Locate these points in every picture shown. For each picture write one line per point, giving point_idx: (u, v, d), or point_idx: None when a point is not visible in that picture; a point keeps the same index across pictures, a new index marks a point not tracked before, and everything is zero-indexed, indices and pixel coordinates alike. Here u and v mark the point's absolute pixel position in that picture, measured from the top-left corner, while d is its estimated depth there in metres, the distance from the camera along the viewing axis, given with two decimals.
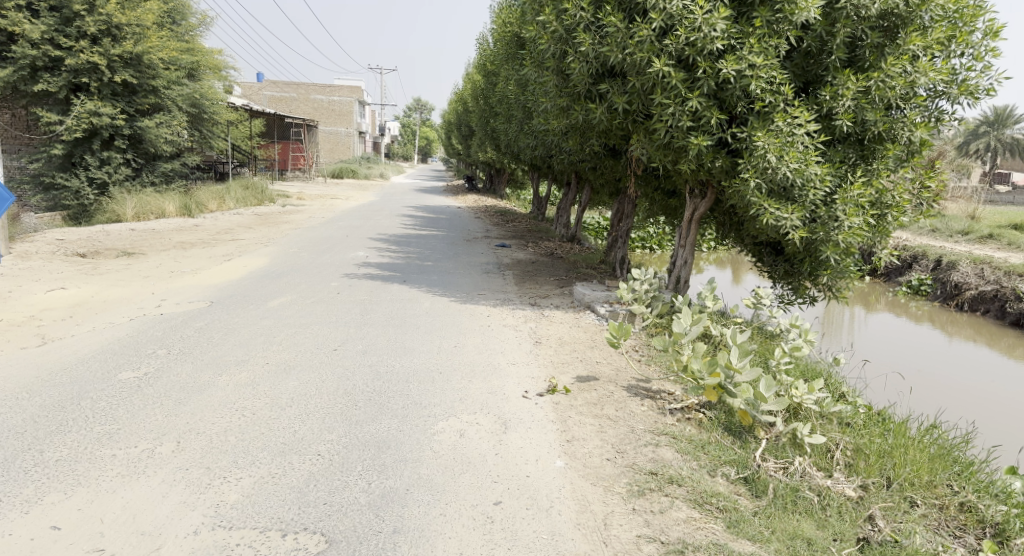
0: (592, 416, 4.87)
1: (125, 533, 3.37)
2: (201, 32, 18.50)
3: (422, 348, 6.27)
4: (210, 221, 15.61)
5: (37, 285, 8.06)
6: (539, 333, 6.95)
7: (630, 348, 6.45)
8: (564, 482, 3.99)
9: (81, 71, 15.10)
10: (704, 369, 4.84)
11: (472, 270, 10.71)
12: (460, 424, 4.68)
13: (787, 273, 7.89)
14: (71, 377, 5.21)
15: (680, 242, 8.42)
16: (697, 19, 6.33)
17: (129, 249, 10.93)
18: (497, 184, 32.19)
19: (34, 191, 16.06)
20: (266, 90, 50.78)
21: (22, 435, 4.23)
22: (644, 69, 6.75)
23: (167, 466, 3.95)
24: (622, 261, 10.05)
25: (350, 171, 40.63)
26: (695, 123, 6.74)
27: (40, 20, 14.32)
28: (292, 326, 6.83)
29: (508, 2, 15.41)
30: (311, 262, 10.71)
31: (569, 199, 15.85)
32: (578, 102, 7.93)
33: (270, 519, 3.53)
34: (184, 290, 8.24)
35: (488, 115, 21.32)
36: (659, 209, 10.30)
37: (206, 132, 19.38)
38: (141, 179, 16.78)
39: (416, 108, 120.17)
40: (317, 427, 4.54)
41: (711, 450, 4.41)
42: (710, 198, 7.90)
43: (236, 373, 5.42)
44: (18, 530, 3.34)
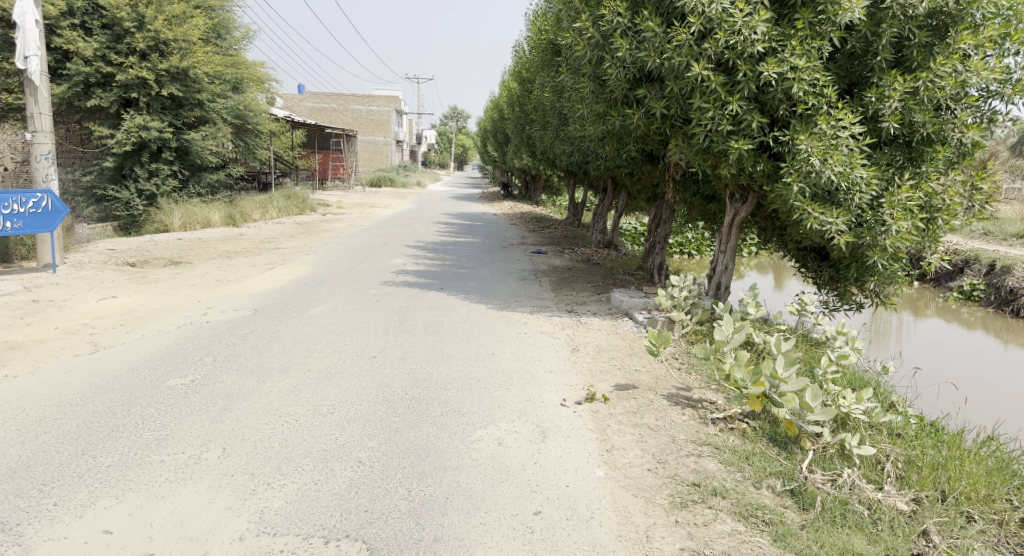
0: (632, 425, 4.82)
1: (173, 538, 3.44)
2: (244, 46, 18.91)
3: (459, 355, 6.29)
4: (254, 230, 15.97)
5: (89, 294, 8.34)
6: (577, 340, 6.90)
7: (670, 356, 6.37)
8: (605, 492, 3.95)
9: (131, 86, 15.58)
10: (748, 378, 4.77)
11: (509, 276, 10.73)
12: (499, 432, 4.68)
13: (832, 278, 7.70)
14: (121, 384, 5.35)
15: (720, 248, 8.29)
16: (738, 22, 6.25)
17: (176, 258, 11.25)
18: (534, 191, 32.34)
19: (87, 203, 16.68)
20: (307, 102, 51.99)
21: (77, 440, 4.36)
22: (682, 74, 6.67)
23: (214, 472, 4.03)
24: (661, 267, 9.94)
25: (388, 179, 41.30)
26: (735, 127, 6.63)
27: (92, 38, 14.99)
28: (333, 333, 6.93)
29: (544, 9, 15.42)
30: (349, 269, 10.87)
31: (605, 205, 15.79)
32: (615, 108, 7.90)
33: (313, 525, 3.56)
34: (229, 298, 8.41)
35: (523, 122, 21.35)
36: (698, 214, 10.19)
37: (249, 143, 19.81)
38: (188, 190, 17.24)
39: (452, 116, 121.66)
40: (357, 434, 4.58)
41: (756, 461, 4.31)
42: (751, 203, 7.76)
43: (279, 380, 5.51)
44: (73, 534, 3.42)
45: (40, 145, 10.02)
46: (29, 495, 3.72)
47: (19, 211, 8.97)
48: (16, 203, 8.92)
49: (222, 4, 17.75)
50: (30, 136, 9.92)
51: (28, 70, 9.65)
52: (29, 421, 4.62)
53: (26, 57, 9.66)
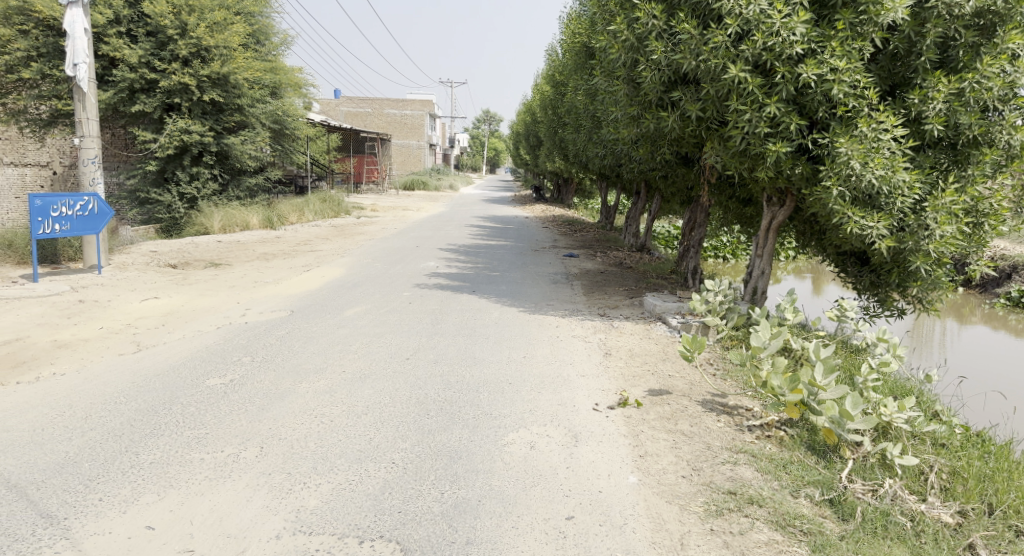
0: (665, 431, 4.77)
1: (212, 535, 3.51)
2: (282, 52, 19.22)
3: (491, 358, 6.31)
4: (291, 232, 16.24)
5: (132, 294, 8.57)
6: (609, 344, 6.87)
7: (705, 361, 6.30)
8: (638, 499, 3.92)
9: (173, 92, 15.98)
10: (785, 385, 4.69)
11: (541, 279, 10.73)
12: (531, 435, 4.68)
13: (872, 284, 7.54)
14: (163, 382, 5.49)
15: (757, 252, 8.17)
16: (776, 23, 6.17)
17: (216, 260, 11.49)
18: (566, 194, 32.28)
19: (131, 205, 17.19)
20: (342, 106, 52.75)
21: (121, 437, 4.48)
22: (718, 76, 6.60)
23: (252, 470, 4.11)
24: (695, 271, 9.84)
25: (421, 183, 41.71)
26: (773, 129, 6.52)
27: (137, 45, 15.42)
28: (367, 335, 7.01)
29: (579, 12, 15.38)
30: (383, 272, 10.98)
31: (638, 208, 15.70)
32: (649, 110, 7.84)
33: (347, 525, 3.60)
34: (266, 299, 8.56)
35: (556, 125, 21.34)
36: (734, 218, 10.07)
37: (286, 147, 20.15)
38: (227, 194, 17.61)
39: (485, 120, 122.11)
40: (391, 435, 4.62)
41: (794, 470, 4.23)
42: (789, 206, 7.64)
43: (315, 380, 5.59)
44: (117, 528, 3.51)
45: (87, 150, 10.31)
46: (76, 490, 3.83)
47: (67, 214, 9.24)
48: (64, 206, 9.19)
49: (261, 11, 18.07)
50: (78, 141, 10.20)
51: (76, 76, 9.96)
52: (76, 418, 4.76)
53: (75, 64, 9.97)
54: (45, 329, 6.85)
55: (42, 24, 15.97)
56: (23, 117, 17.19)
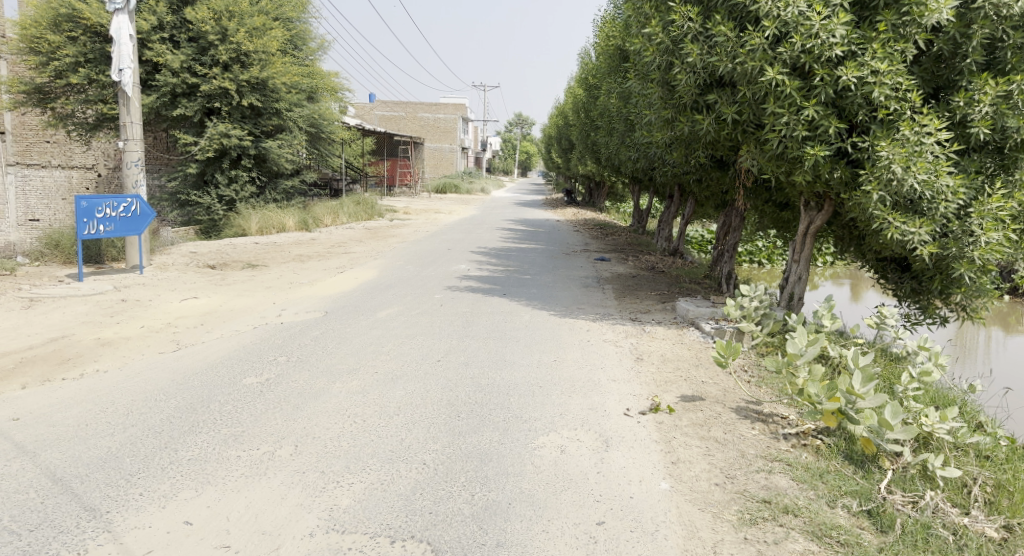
0: (698, 438, 4.72)
1: (248, 532, 3.56)
2: (319, 57, 19.48)
3: (522, 361, 6.32)
4: (325, 235, 16.44)
5: (173, 294, 8.78)
6: (640, 349, 6.82)
7: (739, 368, 6.21)
8: (670, 506, 3.88)
9: (214, 97, 16.33)
10: (822, 393, 4.58)
11: (572, 283, 10.71)
12: (561, 439, 4.67)
13: (914, 291, 7.37)
14: (200, 381, 5.60)
15: (794, 257, 8.04)
16: (815, 25, 6.09)
17: (253, 262, 11.70)
18: (598, 198, 32.20)
19: (172, 207, 17.68)
20: (376, 110, 53.47)
21: (160, 434, 4.59)
22: (755, 78, 6.52)
23: (286, 468, 4.17)
24: (729, 276, 9.72)
25: (453, 186, 42.05)
26: (812, 132, 6.41)
27: (179, 51, 15.83)
28: (399, 336, 7.06)
29: (613, 15, 15.33)
30: (415, 274, 11.07)
31: (671, 212, 15.58)
32: (684, 113, 7.77)
33: (379, 525, 3.63)
34: (301, 300, 8.70)
35: (588, 128, 21.29)
36: (770, 222, 9.93)
37: (322, 150, 20.45)
38: (264, 196, 17.91)
39: (518, 123, 122.47)
40: (422, 436, 4.65)
41: (831, 480, 4.15)
42: (827, 211, 7.49)
43: (348, 381, 5.65)
44: (156, 523, 3.59)
45: (131, 153, 10.59)
46: (118, 484, 3.94)
47: (111, 215, 9.49)
48: (108, 207, 9.44)
49: (299, 16, 18.38)
50: (122, 144, 10.48)
51: (121, 81, 10.26)
52: (118, 414, 4.88)
53: (120, 69, 10.26)
54: (89, 327, 7.06)
55: (90, 31, 16.48)
56: (70, 121, 17.73)
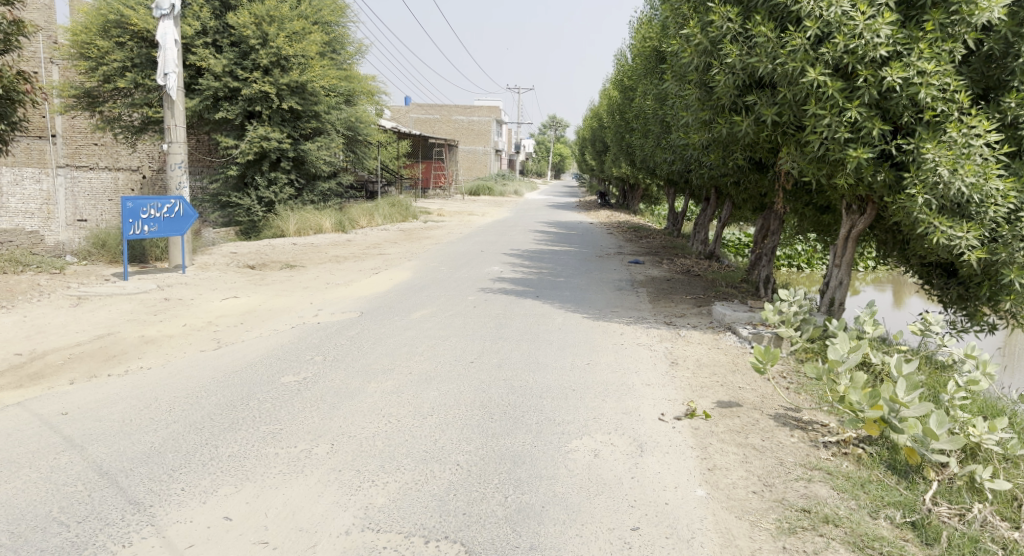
0: (735, 445, 4.65)
1: (286, 528, 3.61)
2: (357, 60, 19.71)
3: (555, 364, 6.31)
4: (361, 236, 16.62)
5: (214, 293, 8.98)
6: (675, 353, 6.75)
7: (777, 374, 6.10)
8: (706, 513, 3.83)
9: (255, 100, 16.66)
10: (864, 401, 4.48)
11: (605, 286, 10.67)
12: (595, 443, 4.65)
13: (961, 297, 7.18)
14: (239, 379, 5.71)
15: (835, 261, 7.87)
16: (859, 25, 5.99)
17: (291, 262, 11.90)
18: (633, 200, 32.02)
19: (213, 209, 18.15)
20: (412, 113, 53.95)
21: (201, 430, 4.69)
22: (796, 79, 6.41)
23: (323, 467, 4.23)
24: (767, 280, 9.57)
25: (486, 188, 42.26)
26: (854, 134, 6.28)
27: (222, 55, 16.19)
28: (433, 338, 7.10)
29: (650, 17, 15.22)
30: (449, 275, 11.15)
31: (707, 215, 15.40)
32: (722, 115, 7.67)
33: (414, 524, 3.66)
34: (338, 300, 8.81)
35: (623, 130, 21.16)
36: (811, 225, 9.73)
37: (359, 153, 20.69)
38: (302, 198, 18.20)
39: (552, 125, 122.44)
40: (456, 438, 4.67)
41: (873, 490, 4.05)
42: (870, 214, 7.33)
43: (383, 381, 5.71)
44: (197, 518, 3.66)
45: (174, 155, 10.85)
46: (161, 479, 4.03)
47: (155, 216, 9.73)
48: (153, 208, 9.69)
49: (338, 20, 18.61)
50: (166, 147, 10.74)
51: (166, 85, 10.51)
52: (161, 411, 5.00)
53: (165, 73, 10.52)
54: (134, 325, 7.25)
55: (137, 36, 16.93)
56: (117, 124, 18.22)
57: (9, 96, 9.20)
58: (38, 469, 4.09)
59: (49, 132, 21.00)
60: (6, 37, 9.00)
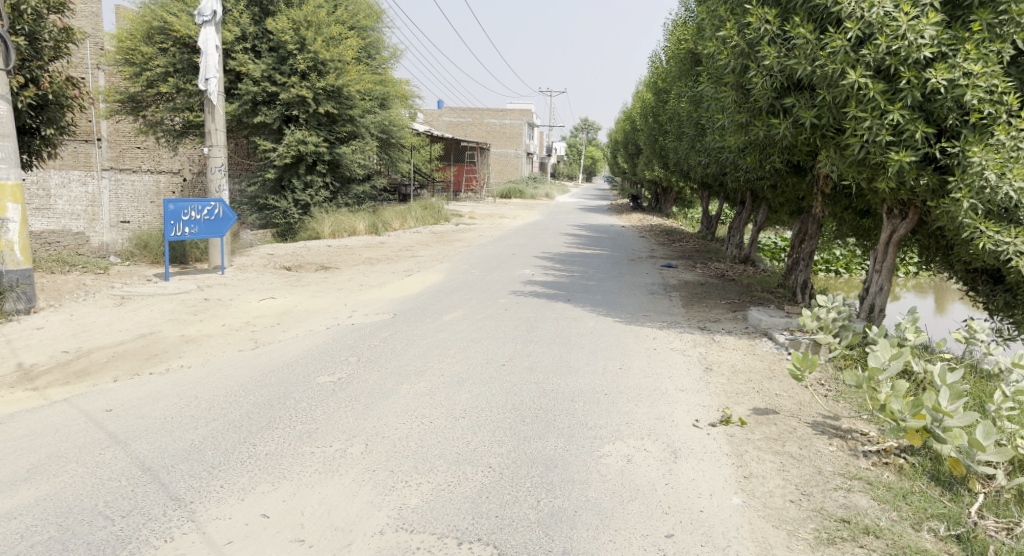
0: (772, 453, 4.58)
1: (321, 527, 3.66)
2: (392, 65, 19.90)
3: (587, 368, 6.28)
4: (394, 238, 16.75)
5: (252, 294, 9.15)
6: (710, 359, 6.67)
7: (815, 382, 6.00)
8: (742, 521, 3.78)
9: (292, 104, 16.94)
10: (907, 409, 4.39)
11: (638, 290, 10.61)
12: (628, 448, 4.62)
13: (1007, 304, 6.98)
14: (275, 379, 5.79)
15: (875, 266, 7.72)
16: (902, 26, 5.87)
17: (326, 264, 12.06)
18: (666, 204, 31.81)
19: (251, 211, 18.55)
20: (444, 117, 54.30)
21: (240, 428, 4.78)
22: (836, 82, 6.29)
23: (357, 466, 4.28)
24: (804, 285, 9.41)
25: (518, 191, 42.39)
26: (896, 137, 6.14)
27: (261, 60, 16.51)
28: (465, 340, 7.13)
29: (685, 18, 15.09)
30: (481, 278, 11.18)
31: (742, 219, 15.23)
32: (759, 117, 7.57)
33: (447, 526, 3.67)
34: (372, 302, 8.89)
35: (656, 133, 20.98)
36: (850, 229, 9.55)
37: (392, 156, 20.89)
38: (337, 201, 18.45)
39: (583, 128, 122.30)
40: (488, 440, 4.68)
41: (916, 501, 3.96)
42: (912, 218, 7.16)
43: (415, 382, 5.75)
44: (236, 515, 3.73)
45: (214, 158, 11.08)
46: (201, 476, 4.12)
47: (196, 218, 9.95)
48: (193, 211, 9.90)
49: (373, 25, 18.83)
50: (207, 150, 10.96)
51: (207, 90, 10.73)
52: (200, 409, 5.11)
53: (207, 78, 10.76)
54: (174, 324, 7.42)
55: (179, 42, 17.36)
56: (159, 128, 18.70)
57: (58, 101, 9.51)
58: (85, 464, 4.22)
59: (95, 135, 21.41)
60: (56, 44, 9.30)
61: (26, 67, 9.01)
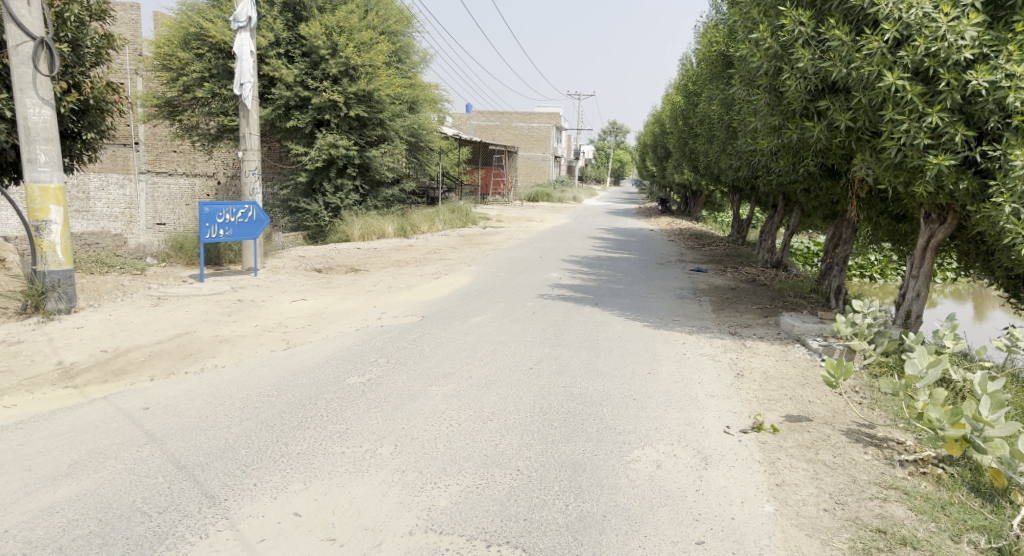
0: (805, 460, 4.51)
1: (352, 526, 3.69)
2: (422, 69, 20.05)
3: (615, 372, 6.26)
4: (422, 241, 16.85)
5: (284, 295, 9.28)
6: (741, 365, 6.59)
7: (849, 389, 5.89)
8: (775, 529, 3.73)
9: (324, 109, 17.17)
10: (945, 418, 4.30)
11: (667, 294, 10.54)
12: (657, 454, 4.59)
13: None
14: (307, 380, 5.86)
15: (912, 272, 7.56)
16: (941, 27, 5.77)
17: (355, 266, 12.18)
18: (695, 207, 31.52)
19: (283, 214, 18.86)
20: (473, 120, 54.49)
21: (272, 427, 4.86)
22: (872, 84, 6.20)
23: (387, 467, 4.31)
24: (838, 291, 9.26)
25: (546, 195, 42.40)
26: (935, 140, 6.01)
27: (294, 66, 16.77)
28: (494, 343, 7.14)
29: (717, 21, 14.97)
30: (509, 281, 11.20)
31: (775, 223, 15.06)
32: (792, 120, 7.47)
33: (476, 528, 3.68)
34: (400, 304, 8.96)
35: (686, 136, 20.82)
36: (886, 233, 9.38)
37: (421, 159, 21.03)
38: (366, 204, 18.64)
39: (611, 131, 121.87)
40: (516, 443, 4.69)
41: (954, 512, 3.87)
42: (951, 223, 7.00)
43: (444, 384, 5.78)
44: (269, 513, 3.78)
45: (249, 162, 11.26)
46: (235, 474, 4.18)
47: (230, 221, 10.12)
48: (228, 213, 10.07)
49: (404, 30, 19.01)
50: (242, 154, 11.14)
51: (242, 95, 10.93)
52: (235, 408, 5.19)
53: (242, 84, 10.96)
54: (209, 325, 7.56)
55: (214, 48, 17.69)
56: (194, 132, 19.00)
57: (98, 106, 9.74)
58: (123, 461, 4.31)
59: (132, 140, 21.80)
60: (97, 50, 9.55)
61: (69, 73, 9.24)
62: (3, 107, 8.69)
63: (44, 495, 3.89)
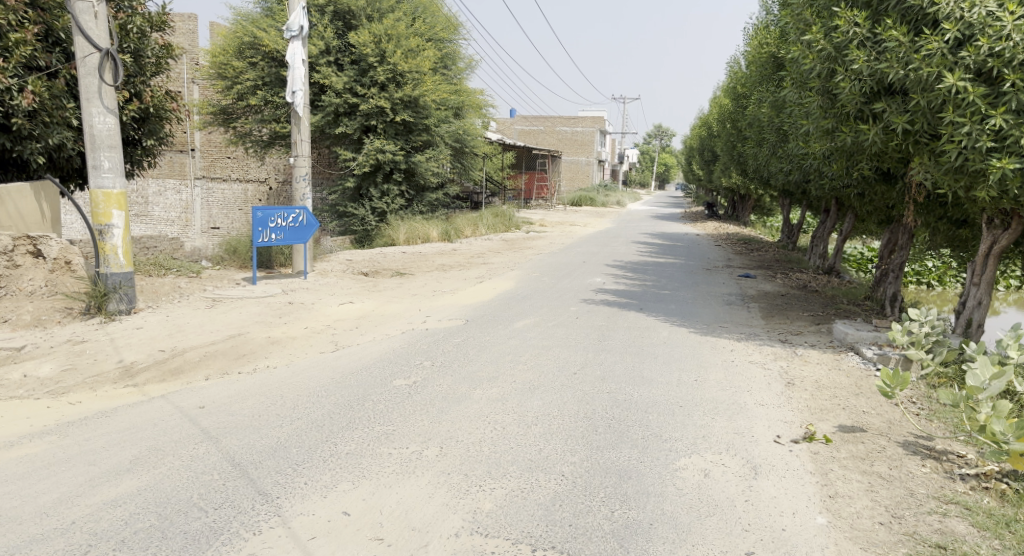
0: (859, 472, 4.39)
1: (399, 527, 3.74)
2: (468, 75, 20.20)
3: (661, 378, 6.19)
4: (466, 246, 16.96)
5: (332, 298, 9.46)
6: (791, 373, 6.44)
7: (906, 399, 5.71)
8: (828, 542, 3.64)
9: (371, 115, 17.46)
10: (1010, 432, 4.13)
11: (713, 299, 10.39)
12: (704, 462, 4.52)
13: None
14: (354, 381, 5.96)
15: (974, 279, 7.30)
16: (1006, 26, 5.57)
17: (401, 270, 12.34)
18: (742, 211, 30.96)
19: (331, 218, 19.23)
20: (517, 125, 54.68)
21: (322, 427, 4.96)
22: (932, 85, 6.02)
23: (432, 469, 4.35)
24: (894, 297, 8.98)
25: (588, 199, 42.21)
26: (998, 143, 5.78)
27: (343, 73, 17.12)
28: (538, 347, 7.15)
29: (768, 22, 14.71)
30: (554, 285, 11.20)
31: (827, 227, 14.71)
32: (846, 123, 7.27)
33: (521, 532, 3.69)
34: (445, 308, 9.04)
35: (734, 139, 20.48)
36: (945, 239, 9.07)
37: (466, 164, 21.17)
38: (412, 208, 18.87)
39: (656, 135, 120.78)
40: (561, 448, 4.68)
41: (1020, 530, 3.70)
42: (1015, 229, 6.73)
43: (489, 388, 5.81)
44: (319, 511, 3.86)
45: (300, 168, 11.51)
46: (287, 473, 4.28)
47: (281, 225, 10.37)
48: (279, 218, 10.32)
49: (450, 36, 19.20)
50: (293, 160, 11.40)
51: (294, 102, 11.22)
52: (286, 408, 5.32)
53: (293, 91, 11.26)
54: (261, 326, 7.76)
55: (267, 57, 18.16)
56: (247, 139, 19.49)
57: (157, 114, 10.08)
58: (179, 458, 4.45)
59: (188, 146, 22.48)
60: (157, 60, 9.94)
61: (130, 83, 9.61)
62: (70, 116, 9.05)
63: (108, 489, 4.05)
